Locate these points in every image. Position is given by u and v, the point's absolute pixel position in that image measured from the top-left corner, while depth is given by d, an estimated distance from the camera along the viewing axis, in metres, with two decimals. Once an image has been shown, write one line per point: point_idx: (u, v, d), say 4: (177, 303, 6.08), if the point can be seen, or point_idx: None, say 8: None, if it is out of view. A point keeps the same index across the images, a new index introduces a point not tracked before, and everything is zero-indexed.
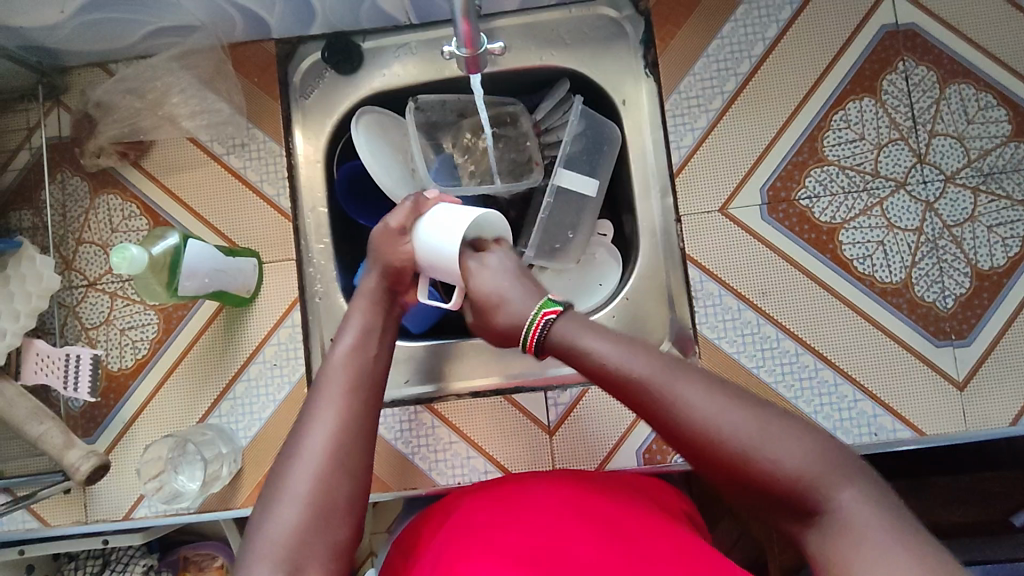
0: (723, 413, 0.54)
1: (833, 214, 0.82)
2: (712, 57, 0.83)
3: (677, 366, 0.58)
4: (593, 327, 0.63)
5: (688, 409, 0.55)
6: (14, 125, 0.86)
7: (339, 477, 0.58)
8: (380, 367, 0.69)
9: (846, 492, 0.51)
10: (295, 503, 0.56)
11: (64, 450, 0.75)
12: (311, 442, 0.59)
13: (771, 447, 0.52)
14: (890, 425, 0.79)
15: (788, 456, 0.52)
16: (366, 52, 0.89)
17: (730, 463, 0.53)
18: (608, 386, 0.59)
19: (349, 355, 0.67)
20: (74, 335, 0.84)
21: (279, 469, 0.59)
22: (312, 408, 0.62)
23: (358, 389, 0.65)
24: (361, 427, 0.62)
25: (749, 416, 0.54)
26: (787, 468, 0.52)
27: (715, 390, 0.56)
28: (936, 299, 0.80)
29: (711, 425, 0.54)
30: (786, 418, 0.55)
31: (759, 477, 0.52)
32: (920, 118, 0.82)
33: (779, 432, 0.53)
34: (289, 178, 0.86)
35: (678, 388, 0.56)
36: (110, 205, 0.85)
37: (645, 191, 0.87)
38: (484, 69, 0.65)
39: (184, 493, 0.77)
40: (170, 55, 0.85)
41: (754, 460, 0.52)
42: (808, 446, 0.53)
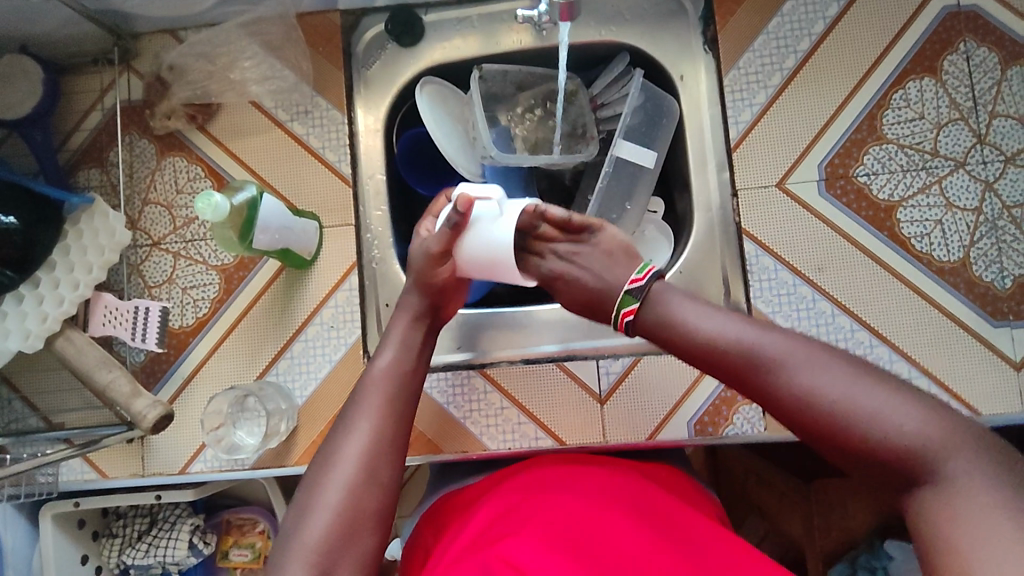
0: (829, 383, 0.54)
1: (891, 191, 0.82)
2: (772, 35, 0.84)
3: (791, 339, 0.58)
4: (694, 302, 0.64)
5: (802, 383, 0.55)
6: (86, 87, 0.88)
7: (371, 488, 0.58)
8: (415, 382, 0.68)
9: (959, 458, 0.50)
10: (327, 511, 0.56)
11: (132, 399, 0.76)
12: (347, 451, 0.59)
13: (888, 413, 0.52)
14: (946, 404, 0.79)
15: (905, 423, 0.51)
16: (428, 25, 0.90)
17: (843, 434, 0.53)
18: (715, 358, 0.60)
19: (389, 369, 0.66)
20: (138, 292, 0.86)
21: (314, 475, 0.59)
22: (350, 415, 0.62)
23: (395, 402, 0.64)
24: (394, 442, 0.61)
25: (859, 390, 0.54)
26: (898, 438, 0.51)
27: (829, 364, 0.56)
28: (995, 279, 0.80)
29: (828, 397, 0.54)
30: (897, 387, 0.54)
31: (872, 448, 0.52)
32: (980, 98, 0.82)
33: (894, 404, 0.52)
34: (350, 145, 0.88)
35: (790, 363, 0.56)
36: (176, 167, 0.87)
37: (701, 167, 0.87)
38: (575, 18, 0.68)
39: (242, 446, 0.81)
40: (240, 22, 0.87)
41: (868, 428, 0.52)
42: (924, 414, 0.52)
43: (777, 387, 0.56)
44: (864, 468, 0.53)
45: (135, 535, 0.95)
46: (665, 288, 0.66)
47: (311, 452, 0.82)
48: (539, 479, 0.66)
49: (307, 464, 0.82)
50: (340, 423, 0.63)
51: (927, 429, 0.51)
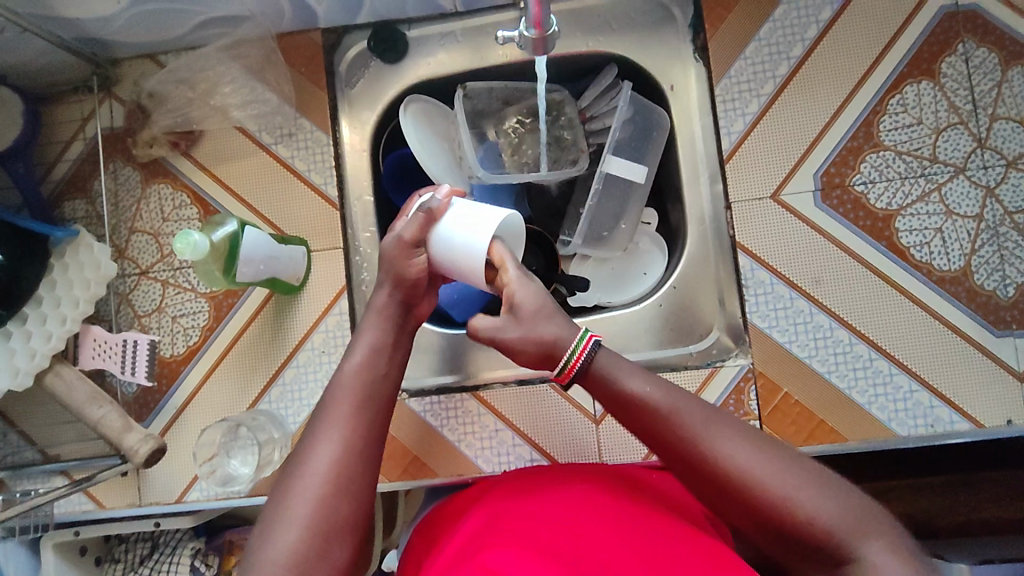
0: (758, 465, 0.54)
1: (889, 200, 0.80)
2: (764, 41, 0.82)
3: (715, 414, 0.58)
4: (627, 364, 0.62)
5: (729, 458, 0.55)
6: (67, 116, 0.87)
7: (344, 502, 0.57)
8: (390, 388, 0.66)
9: (875, 544, 0.51)
10: (297, 528, 0.55)
11: (123, 434, 0.76)
12: (317, 463, 0.58)
13: (809, 495, 0.53)
14: (947, 417, 0.77)
15: (820, 506, 0.52)
16: (412, 40, 0.88)
17: (762, 511, 0.53)
18: (643, 421, 0.59)
19: (359, 372, 0.65)
20: (128, 323, 0.85)
21: (283, 489, 0.58)
22: (317, 428, 0.61)
23: (365, 406, 0.63)
24: (365, 449, 0.61)
25: (782, 469, 0.54)
26: (816, 520, 0.52)
27: (750, 440, 0.56)
28: (997, 287, 0.78)
29: (752, 474, 0.54)
30: (818, 471, 0.55)
31: (788, 529, 0.53)
32: (980, 101, 0.79)
33: (816, 487, 0.53)
34: (336, 167, 0.87)
35: (715, 438, 0.56)
36: (161, 194, 0.86)
37: (693, 179, 0.86)
38: (551, 52, 0.65)
39: (236, 476, 0.79)
40: (220, 45, 0.85)
41: (789, 509, 0.53)
42: (841, 501, 0.53)
43: (701, 455, 0.56)
44: (779, 546, 0.54)
45: (137, 559, 0.96)
46: (607, 351, 0.64)
47: None
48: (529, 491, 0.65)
49: None
50: (308, 433, 0.62)
51: (844, 514, 0.52)
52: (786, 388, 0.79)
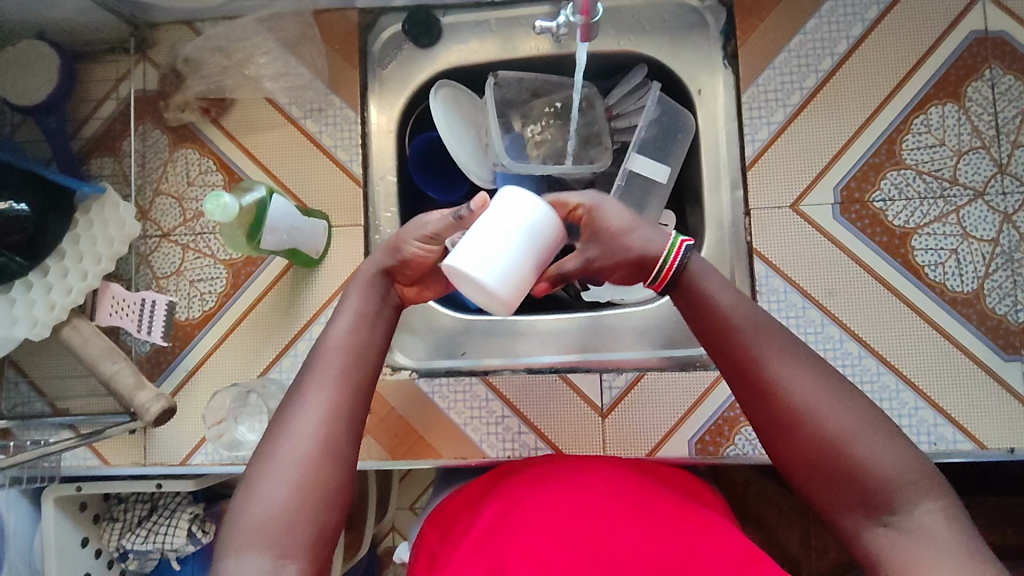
0: (832, 398, 0.55)
1: (907, 218, 0.81)
2: (794, 53, 0.83)
3: (792, 343, 0.58)
4: (720, 276, 0.62)
5: (796, 388, 0.55)
6: (102, 75, 0.88)
7: (329, 469, 0.54)
8: (377, 354, 0.62)
9: (924, 504, 0.51)
10: (281, 489, 0.52)
11: (135, 391, 0.77)
12: (299, 429, 0.55)
13: (871, 442, 0.53)
14: (951, 436, 0.78)
15: (877, 452, 0.53)
16: (445, 27, 0.90)
17: (821, 444, 0.54)
18: (718, 333, 0.59)
19: (348, 340, 0.61)
20: (146, 283, 0.86)
21: (266, 450, 0.55)
22: (304, 386, 0.58)
23: (354, 374, 0.59)
24: (350, 416, 0.57)
25: (853, 411, 0.55)
26: (875, 462, 0.52)
27: (820, 375, 0.56)
28: (1008, 312, 0.79)
29: (818, 409, 0.54)
30: (886, 422, 0.55)
31: (844, 468, 0.53)
32: (1003, 127, 0.80)
33: (878, 434, 0.54)
34: (362, 145, 0.87)
35: (788, 366, 0.56)
36: (188, 159, 0.87)
37: (715, 183, 0.87)
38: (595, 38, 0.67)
39: (242, 442, 0.80)
40: (258, 17, 0.87)
41: (847, 447, 0.53)
42: (896, 450, 0.53)
43: (768, 382, 0.56)
44: (821, 485, 0.55)
45: (134, 520, 0.96)
46: (698, 259, 0.63)
47: None
48: (549, 479, 0.66)
49: None
50: (293, 393, 0.58)
51: (902, 466, 0.53)
52: None
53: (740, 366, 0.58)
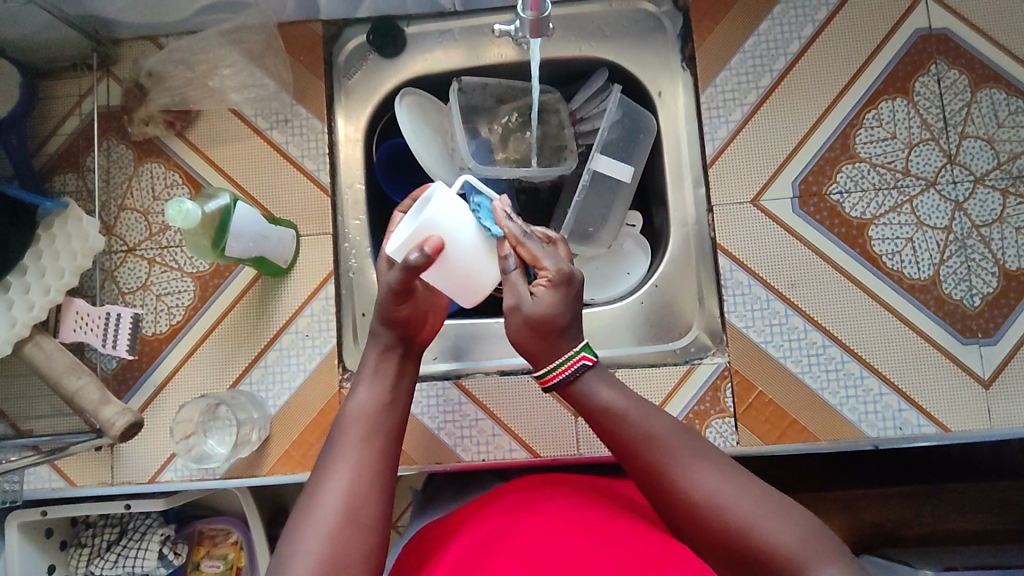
0: (724, 492, 0.57)
1: (863, 209, 0.83)
2: (748, 53, 0.85)
3: (692, 441, 0.61)
4: (617, 385, 0.66)
5: (698, 483, 0.58)
6: (64, 92, 0.88)
7: (356, 530, 0.57)
8: (398, 417, 0.67)
9: (833, 570, 0.52)
10: (308, 559, 0.55)
11: (100, 406, 0.75)
12: (324, 500, 0.58)
13: (765, 522, 0.55)
14: (915, 420, 0.80)
15: (776, 529, 0.54)
16: (409, 37, 0.91)
17: (721, 535, 0.56)
18: (621, 443, 0.62)
19: (365, 408, 0.65)
20: (111, 298, 0.85)
21: (295, 525, 0.57)
22: (328, 460, 0.61)
23: (374, 438, 0.63)
24: (374, 474, 0.61)
25: (746, 496, 0.57)
26: (775, 543, 0.54)
27: (720, 468, 0.59)
28: (964, 297, 0.81)
29: (714, 501, 0.57)
30: (781, 500, 0.57)
31: (753, 553, 0.55)
32: (950, 120, 0.83)
33: (770, 511, 0.56)
34: (329, 154, 0.88)
35: (685, 464, 0.59)
36: (153, 173, 0.87)
37: (678, 182, 0.89)
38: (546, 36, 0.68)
39: (212, 455, 0.80)
40: (221, 30, 0.87)
41: (753, 532, 0.55)
42: (798, 525, 0.55)
43: (669, 481, 0.59)
44: (736, 566, 0.56)
45: (103, 545, 0.93)
46: (596, 373, 0.66)
47: (287, 459, 0.81)
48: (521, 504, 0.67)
49: (278, 474, 0.81)
50: (320, 466, 0.62)
51: (801, 538, 0.54)
52: (761, 387, 0.81)
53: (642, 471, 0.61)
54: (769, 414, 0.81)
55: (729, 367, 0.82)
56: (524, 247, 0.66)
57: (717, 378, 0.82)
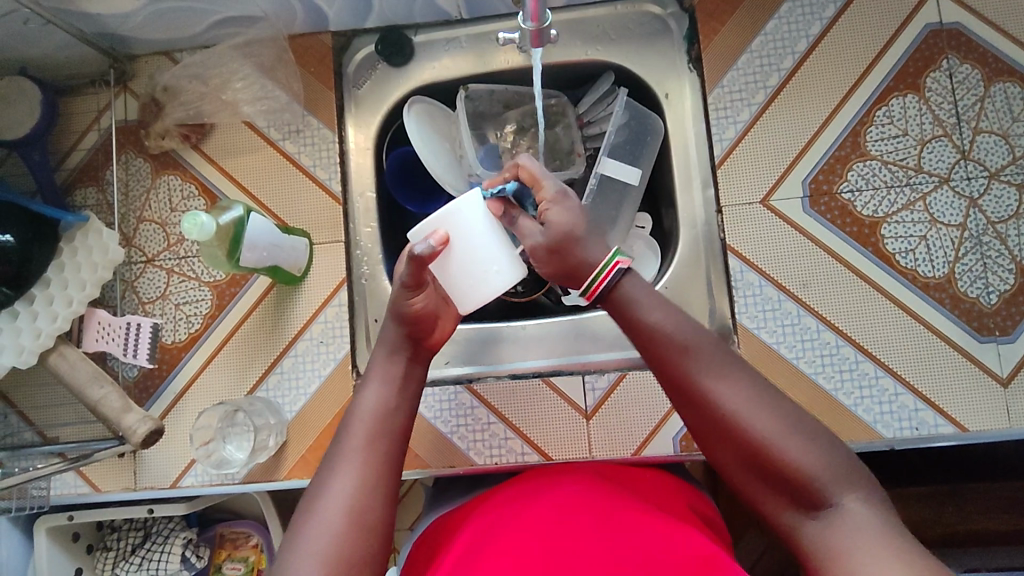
0: (756, 410, 0.58)
1: (875, 208, 0.82)
2: (756, 53, 0.85)
3: (727, 355, 0.61)
4: (653, 295, 0.65)
5: (729, 400, 0.58)
6: (84, 108, 0.91)
7: (359, 536, 0.57)
8: (404, 421, 0.66)
9: (851, 498, 0.54)
10: (310, 562, 0.54)
11: (122, 414, 0.78)
12: (329, 503, 0.58)
13: (795, 445, 0.56)
14: (931, 420, 0.79)
15: (804, 453, 0.56)
16: (417, 45, 0.92)
17: (750, 451, 0.57)
18: (652, 351, 0.62)
19: (373, 408, 0.64)
20: (132, 308, 0.87)
21: (297, 529, 0.57)
22: (333, 462, 0.61)
23: (380, 441, 0.63)
24: (380, 480, 0.60)
25: (777, 417, 0.57)
26: (803, 466, 0.55)
27: (753, 386, 0.59)
28: (980, 294, 0.80)
29: (747, 419, 0.57)
30: (811, 425, 0.58)
31: (777, 471, 0.56)
32: (964, 115, 0.82)
33: (800, 435, 0.57)
34: (341, 163, 0.89)
35: (718, 379, 0.59)
36: (170, 185, 0.89)
37: (686, 183, 0.89)
38: (546, 44, 0.68)
39: (231, 460, 0.81)
40: (233, 44, 0.89)
41: (781, 451, 0.56)
42: (825, 450, 0.56)
43: (702, 393, 0.59)
44: (754, 481, 0.58)
45: (128, 548, 0.95)
46: (635, 281, 0.66)
47: (303, 464, 0.83)
48: (526, 493, 0.68)
49: (296, 478, 0.83)
50: (325, 467, 0.61)
51: (827, 464, 0.55)
52: (774, 388, 0.81)
53: (673, 380, 0.61)
54: None
55: None
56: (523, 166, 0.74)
57: None
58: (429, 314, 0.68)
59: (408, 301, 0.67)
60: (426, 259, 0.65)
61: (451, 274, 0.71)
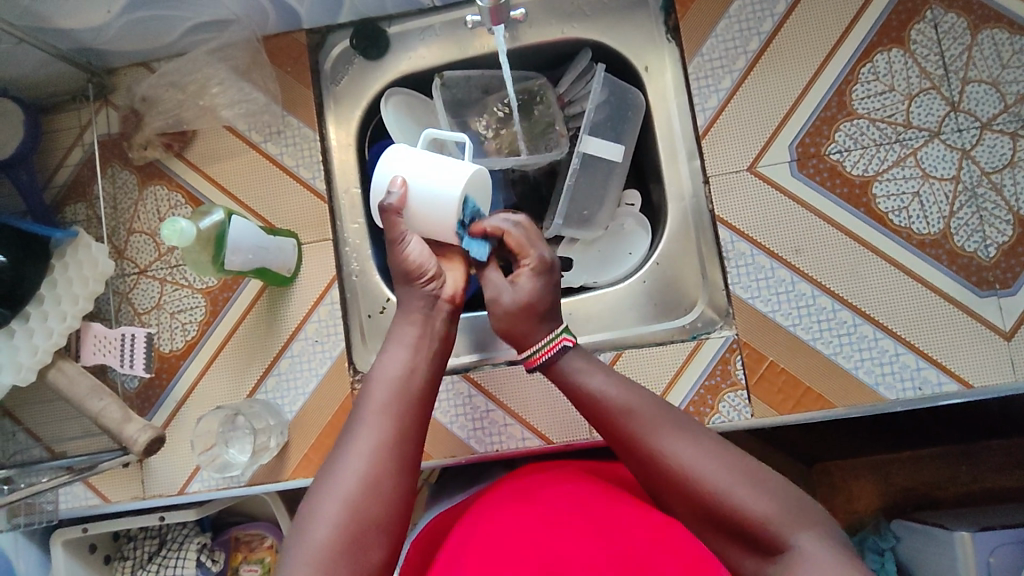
0: (702, 462, 0.60)
1: (865, 166, 0.81)
2: (734, 19, 0.83)
3: (668, 414, 0.64)
4: (596, 362, 0.68)
5: (676, 456, 0.60)
6: (67, 124, 0.91)
7: (374, 501, 0.58)
8: (425, 384, 0.66)
9: (806, 535, 0.55)
10: (326, 527, 0.57)
11: (123, 424, 0.79)
12: (347, 467, 0.60)
13: (743, 491, 0.57)
14: (935, 378, 0.77)
15: (753, 499, 0.57)
16: (392, 37, 0.91)
17: (702, 501, 0.59)
18: (599, 418, 0.65)
19: (394, 373, 0.65)
20: (128, 320, 0.88)
21: (318, 491, 0.59)
22: (354, 426, 0.63)
23: (398, 408, 0.64)
24: (398, 449, 0.62)
25: (722, 465, 0.59)
26: (753, 511, 0.57)
27: (695, 440, 0.62)
28: (978, 248, 0.78)
29: (693, 471, 0.59)
30: (759, 470, 0.60)
31: (730, 517, 0.57)
32: (951, 66, 0.80)
33: (748, 480, 0.58)
34: (324, 162, 0.89)
35: (663, 436, 0.62)
36: (157, 195, 0.89)
37: (672, 156, 0.88)
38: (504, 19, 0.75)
39: (233, 463, 0.83)
40: (207, 49, 0.89)
41: (730, 499, 0.57)
42: (774, 494, 0.58)
43: (649, 452, 0.62)
44: (720, 535, 0.59)
45: (145, 556, 0.97)
46: (578, 353, 0.69)
47: (306, 464, 0.83)
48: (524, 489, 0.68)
49: (301, 477, 0.83)
50: (347, 430, 0.63)
51: (778, 507, 0.57)
52: (772, 356, 0.80)
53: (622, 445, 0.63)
54: (783, 383, 0.79)
55: (738, 340, 0.81)
56: (512, 234, 0.73)
57: (726, 351, 0.81)
58: (428, 264, 0.70)
59: (401, 256, 0.70)
60: (395, 208, 0.69)
61: (425, 210, 0.70)
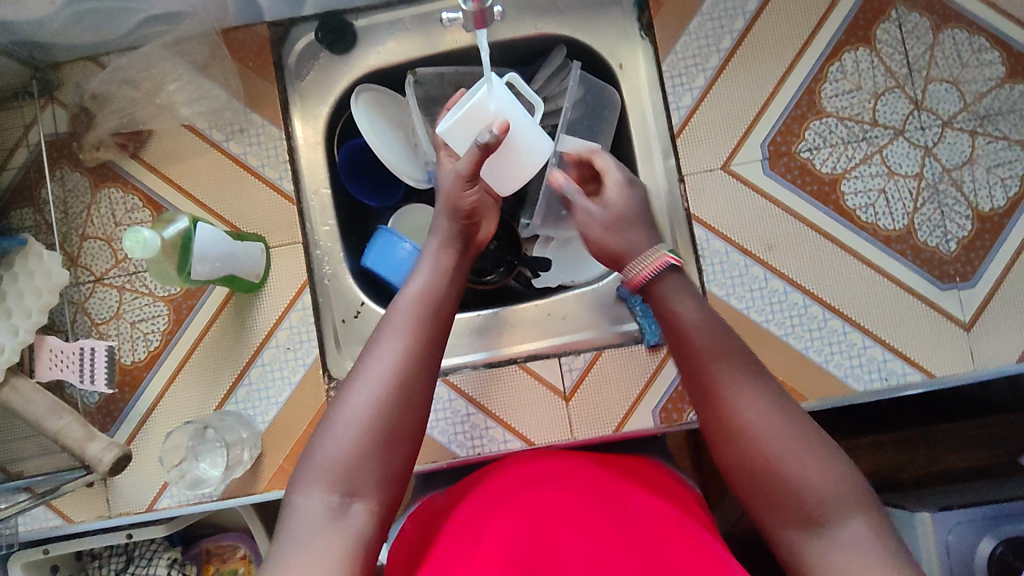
0: (756, 410, 0.58)
1: (834, 164, 0.82)
2: (707, 15, 0.84)
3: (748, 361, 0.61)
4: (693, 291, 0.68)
5: (737, 401, 0.59)
6: (10, 123, 0.85)
7: (399, 413, 0.58)
8: (449, 310, 0.66)
9: (856, 519, 0.53)
10: (352, 427, 0.56)
11: (86, 443, 0.76)
12: (371, 372, 0.58)
13: (803, 455, 0.55)
14: (900, 369, 0.80)
15: (803, 462, 0.55)
16: (360, 30, 0.89)
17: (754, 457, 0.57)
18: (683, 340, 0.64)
19: (419, 293, 0.65)
20: (85, 331, 0.83)
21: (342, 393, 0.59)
22: (378, 334, 0.62)
23: (426, 326, 0.62)
24: (425, 367, 0.61)
25: (790, 430, 0.57)
26: (807, 480, 0.55)
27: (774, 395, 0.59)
28: (939, 243, 0.81)
29: (753, 421, 0.57)
30: (826, 447, 0.57)
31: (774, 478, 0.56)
32: (914, 65, 0.82)
33: (809, 448, 0.56)
34: (290, 161, 0.86)
35: (734, 381, 0.60)
36: (112, 199, 0.84)
37: (646, 154, 0.88)
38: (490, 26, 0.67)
39: (206, 479, 0.79)
40: (162, 43, 0.84)
41: (779, 461, 0.56)
42: (832, 472, 0.55)
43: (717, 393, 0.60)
44: (748, 485, 0.57)
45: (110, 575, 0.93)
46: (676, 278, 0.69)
47: (281, 476, 0.81)
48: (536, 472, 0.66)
49: (276, 489, 0.81)
50: (371, 338, 0.62)
51: (832, 486, 0.54)
52: None
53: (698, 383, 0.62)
54: None
55: None
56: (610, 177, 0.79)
57: None
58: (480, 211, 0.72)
59: (466, 191, 0.70)
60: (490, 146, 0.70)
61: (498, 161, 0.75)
